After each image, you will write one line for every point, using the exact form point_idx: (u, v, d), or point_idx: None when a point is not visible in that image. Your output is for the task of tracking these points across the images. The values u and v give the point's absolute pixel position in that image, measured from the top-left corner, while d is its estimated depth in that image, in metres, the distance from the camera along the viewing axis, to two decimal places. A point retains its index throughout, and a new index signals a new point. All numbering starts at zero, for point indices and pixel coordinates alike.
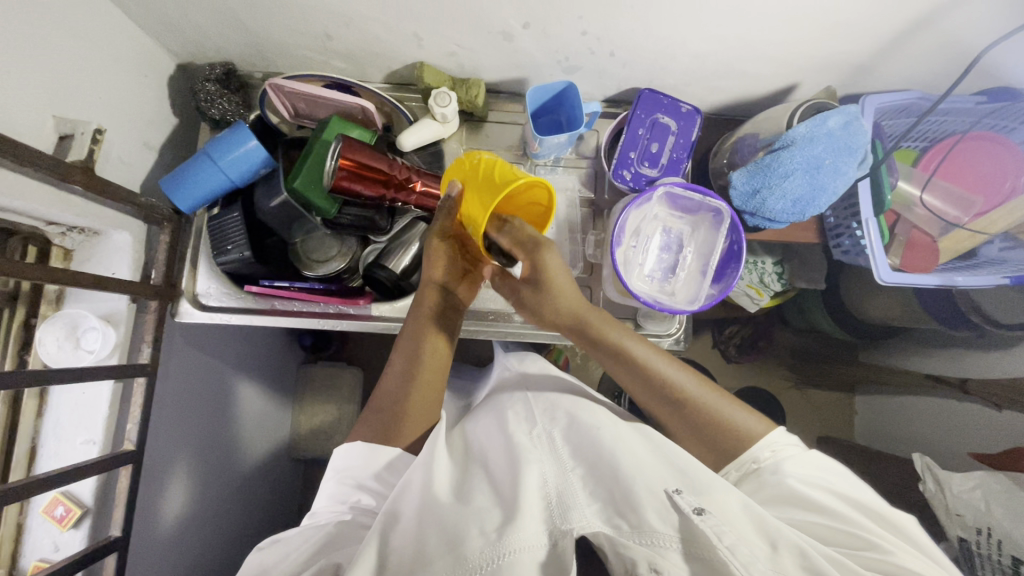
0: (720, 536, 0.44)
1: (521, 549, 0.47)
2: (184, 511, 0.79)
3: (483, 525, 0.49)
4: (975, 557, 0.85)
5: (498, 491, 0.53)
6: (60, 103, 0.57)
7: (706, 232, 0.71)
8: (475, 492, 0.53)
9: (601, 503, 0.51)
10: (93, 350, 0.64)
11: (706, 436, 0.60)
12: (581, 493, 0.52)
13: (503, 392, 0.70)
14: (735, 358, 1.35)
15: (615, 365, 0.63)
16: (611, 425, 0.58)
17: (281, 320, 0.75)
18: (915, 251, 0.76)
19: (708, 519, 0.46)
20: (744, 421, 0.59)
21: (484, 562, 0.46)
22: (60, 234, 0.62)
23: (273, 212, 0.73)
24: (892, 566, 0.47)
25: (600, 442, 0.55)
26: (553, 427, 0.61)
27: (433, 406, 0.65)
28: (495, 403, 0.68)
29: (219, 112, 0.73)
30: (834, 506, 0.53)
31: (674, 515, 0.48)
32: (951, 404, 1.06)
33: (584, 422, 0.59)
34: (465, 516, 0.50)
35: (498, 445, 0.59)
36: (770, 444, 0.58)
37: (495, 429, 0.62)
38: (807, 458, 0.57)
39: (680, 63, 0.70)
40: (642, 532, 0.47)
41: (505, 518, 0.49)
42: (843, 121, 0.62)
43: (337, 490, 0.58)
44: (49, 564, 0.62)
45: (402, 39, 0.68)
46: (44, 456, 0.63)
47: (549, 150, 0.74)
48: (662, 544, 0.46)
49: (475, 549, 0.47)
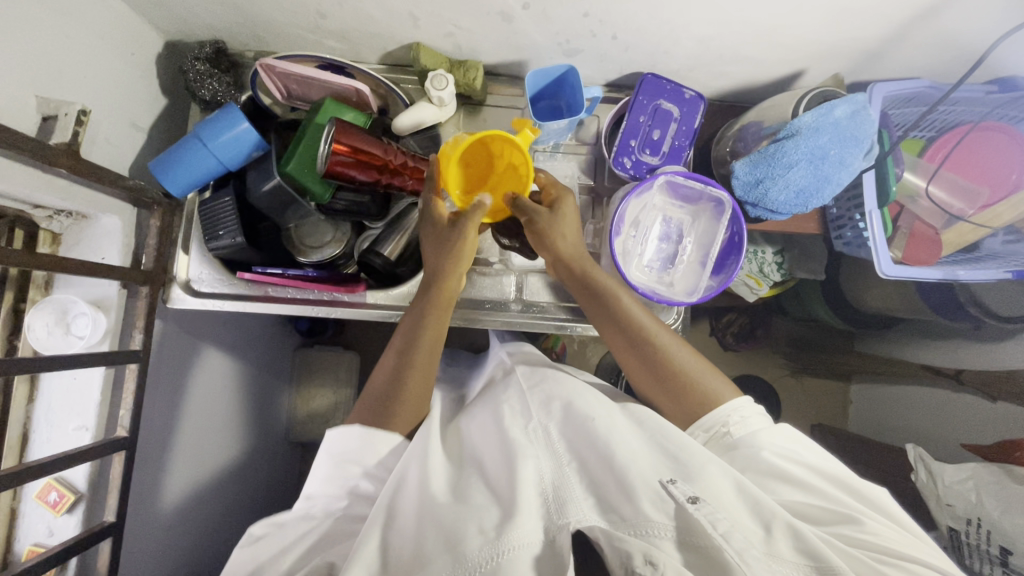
0: (715, 524, 0.44)
1: (522, 545, 0.46)
2: (177, 502, 0.78)
3: (481, 522, 0.48)
4: (964, 547, 0.87)
5: (493, 487, 0.52)
6: (44, 84, 0.55)
7: (706, 222, 0.70)
8: (471, 490, 0.53)
9: (595, 498, 0.51)
10: (83, 335, 0.63)
11: (673, 394, 0.61)
12: (576, 485, 0.52)
13: (500, 383, 0.69)
14: (731, 346, 1.33)
15: (605, 320, 0.64)
16: (606, 414, 0.58)
17: (274, 306, 0.73)
18: (917, 243, 0.74)
19: (702, 507, 0.46)
20: (717, 388, 0.60)
21: (483, 560, 0.45)
22: (47, 217, 0.61)
23: (265, 196, 0.70)
24: (878, 545, 0.46)
25: (594, 431, 0.55)
26: (549, 420, 0.60)
27: (420, 402, 0.63)
28: (490, 395, 0.66)
29: (209, 92, 0.71)
30: (804, 475, 0.53)
31: (669, 504, 0.47)
32: (947, 394, 1.08)
33: (579, 412, 0.59)
34: (463, 514, 0.49)
35: (493, 439, 0.58)
36: (735, 409, 0.58)
37: (487, 421, 0.61)
38: (776, 431, 0.57)
39: (684, 47, 0.68)
40: (636, 526, 0.46)
41: (505, 514, 0.48)
42: (850, 110, 0.60)
43: (334, 473, 0.56)
44: (45, 549, 0.62)
45: (397, 18, 0.65)
46: (36, 442, 0.63)
47: (548, 136, 0.73)
48: (657, 533, 0.46)
49: (473, 548, 0.46)
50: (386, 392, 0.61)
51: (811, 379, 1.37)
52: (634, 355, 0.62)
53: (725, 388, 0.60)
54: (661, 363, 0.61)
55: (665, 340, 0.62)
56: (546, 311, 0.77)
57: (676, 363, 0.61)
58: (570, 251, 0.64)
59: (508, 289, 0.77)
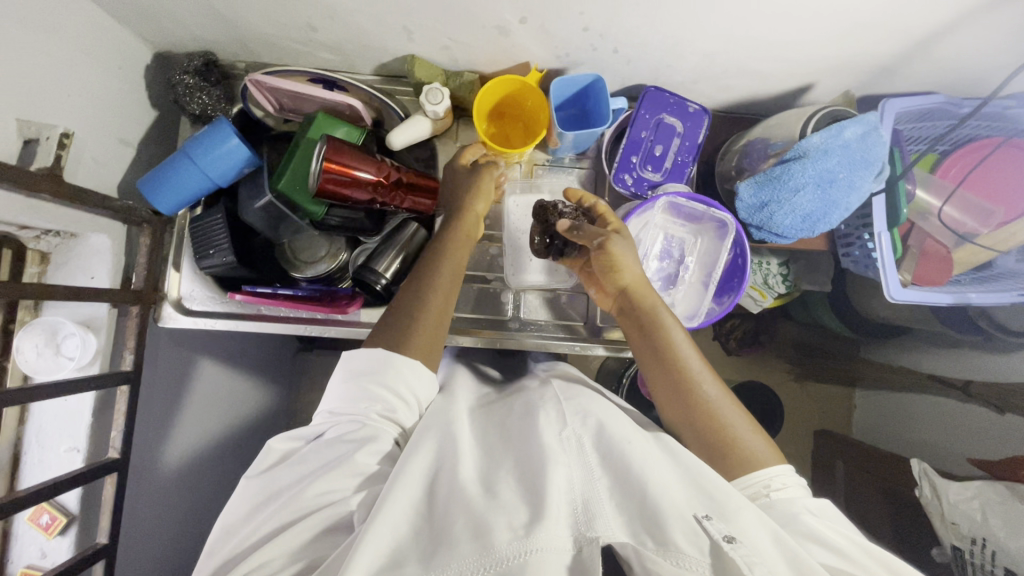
0: (751, 567, 0.42)
1: (549, 548, 0.43)
2: (174, 467, 0.77)
3: (511, 519, 0.44)
4: (968, 565, 0.87)
5: (525, 484, 0.48)
6: (27, 106, 0.53)
7: (710, 241, 0.68)
8: (502, 486, 0.48)
9: (627, 516, 0.47)
10: (73, 357, 0.62)
11: (714, 450, 0.57)
12: (608, 502, 0.48)
13: (530, 389, 0.64)
14: (734, 351, 1.29)
15: (652, 358, 0.61)
16: (642, 442, 0.52)
17: (267, 326, 0.72)
18: (928, 263, 0.71)
19: (740, 548, 0.43)
20: (760, 452, 0.56)
21: (511, 553, 0.42)
22: (34, 238, 0.60)
23: (258, 215, 0.69)
24: None
25: (628, 457, 0.50)
26: (584, 430, 0.54)
27: (435, 351, 0.60)
28: (523, 399, 0.62)
29: (199, 106, 0.69)
30: (844, 546, 0.49)
31: (703, 540, 0.44)
32: (954, 405, 1.06)
33: (613, 434, 0.53)
34: (493, 508, 0.45)
35: (526, 436, 0.54)
36: (778, 475, 0.55)
37: (523, 423, 0.57)
38: (813, 504, 0.54)
39: (688, 61, 0.65)
40: (668, 551, 0.44)
41: (534, 515, 0.45)
42: (861, 131, 0.57)
43: (354, 390, 0.55)
44: (38, 572, 0.62)
45: (391, 31, 0.63)
46: (28, 464, 0.63)
47: (567, 146, 0.71)
48: (689, 568, 0.43)
49: (503, 540, 0.43)
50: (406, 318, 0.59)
51: (815, 386, 1.34)
52: (677, 402, 0.59)
53: (769, 454, 0.57)
54: (706, 414, 0.58)
55: (714, 392, 0.59)
56: (543, 329, 0.75)
57: (721, 417, 0.58)
58: (631, 283, 0.63)
59: (505, 306, 0.76)
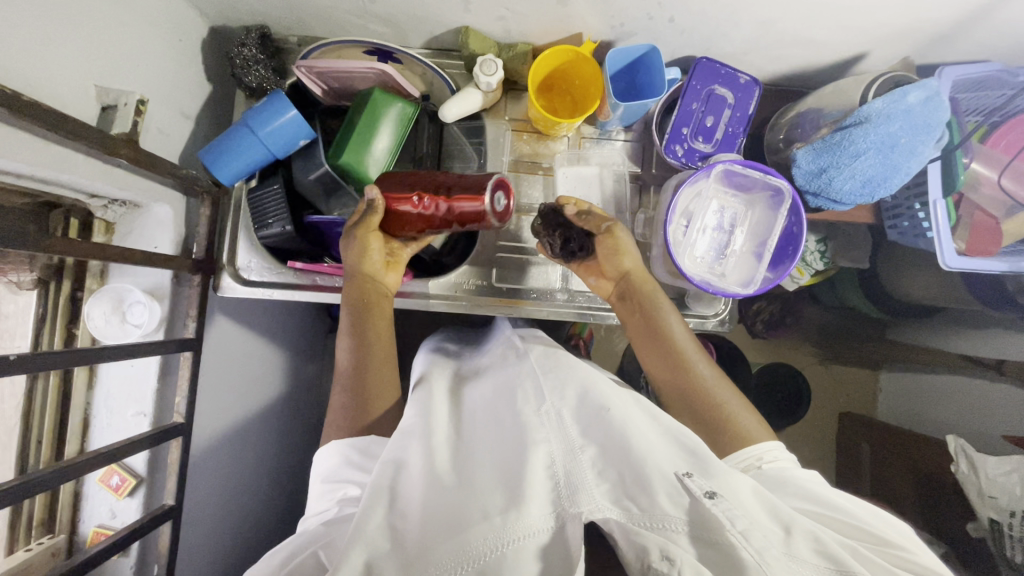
0: (733, 520, 0.41)
1: (528, 535, 0.42)
2: (231, 436, 0.79)
3: (486, 506, 0.43)
4: (1006, 538, 0.88)
5: (501, 467, 0.46)
6: (102, 73, 0.55)
7: (762, 211, 0.69)
8: (477, 470, 0.47)
9: (610, 483, 0.45)
10: (140, 324, 0.64)
11: (709, 427, 0.59)
12: (589, 471, 0.46)
13: (500, 359, 0.63)
14: (761, 333, 1.30)
15: (648, 345, 0.65)
16: (622, 404, 0.51)
17: (323, 296, 0.73)
18: (977, 234, 0.71)
19: (720, 504, 0.42)
20: (751, 428, 0.59)
21: (488, 549, 0.41)
22: (102, 207, 0.61)
23: (311, 184, 0.72)
24: (909, 561, 0.45)
25: (612, 423, 0.48)
26: (563, 403, 0.52)
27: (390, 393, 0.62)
28: (501, 373, 0.58)
29: (255, 79, 0.70)
30: (841, 502, 0.50)
31: (685, 498, 0.43)
32: (985, 385, 1.07)
33: (595, 400, 0.51)
34: (467, 498, 0.44)
35: (502, 412, 0.52)
36: (769, 449, 0.57)
37: (494, 407, 0.54)
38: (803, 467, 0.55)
39: (742, 31, 0.65)
40: (652, 518, 0.42)
41: (511, 499, 0.43)
42: (923, 96, 0.58)
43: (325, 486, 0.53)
44: (110, 531, 0.64)
45: (449, 2, 0.64)
46: (97, 427, 0.65)
47: (619, 119, 0.72)
48: (673, 529, 0.42)
49: (479, 536, 0.41)
50: (354, 379, 0.61)
51: (840, 368, 1.33)
52: (672, 387, 0.63)
53: (761, 430, 0.59)
54: (700, 395, 0.61)
55: (705, 373, 0.62)
56: (592, 300, 0.76)
57: (715, 397, 0.61)
58: (631, 274, 0.67)
59: (554, 278, 0.76)
